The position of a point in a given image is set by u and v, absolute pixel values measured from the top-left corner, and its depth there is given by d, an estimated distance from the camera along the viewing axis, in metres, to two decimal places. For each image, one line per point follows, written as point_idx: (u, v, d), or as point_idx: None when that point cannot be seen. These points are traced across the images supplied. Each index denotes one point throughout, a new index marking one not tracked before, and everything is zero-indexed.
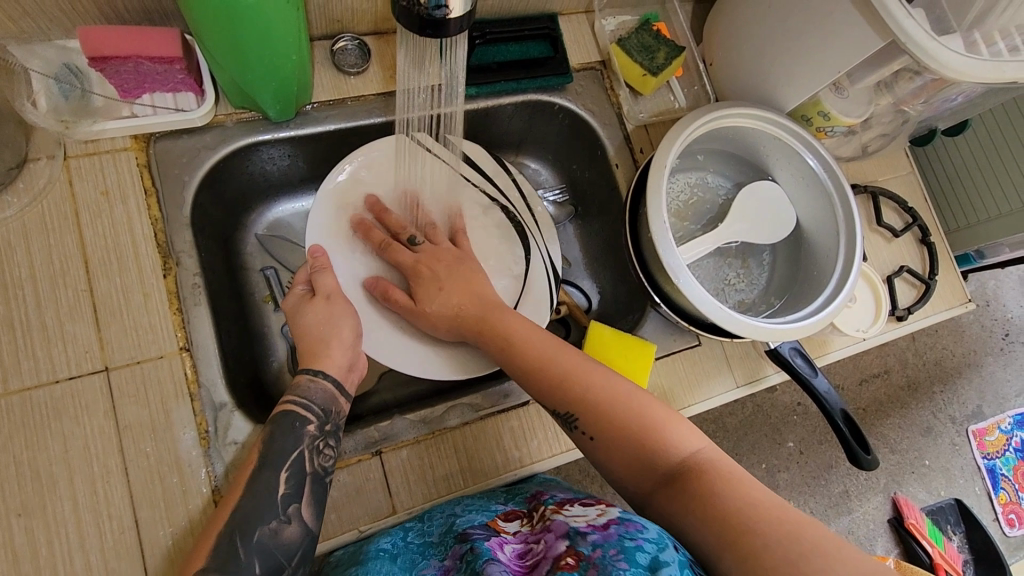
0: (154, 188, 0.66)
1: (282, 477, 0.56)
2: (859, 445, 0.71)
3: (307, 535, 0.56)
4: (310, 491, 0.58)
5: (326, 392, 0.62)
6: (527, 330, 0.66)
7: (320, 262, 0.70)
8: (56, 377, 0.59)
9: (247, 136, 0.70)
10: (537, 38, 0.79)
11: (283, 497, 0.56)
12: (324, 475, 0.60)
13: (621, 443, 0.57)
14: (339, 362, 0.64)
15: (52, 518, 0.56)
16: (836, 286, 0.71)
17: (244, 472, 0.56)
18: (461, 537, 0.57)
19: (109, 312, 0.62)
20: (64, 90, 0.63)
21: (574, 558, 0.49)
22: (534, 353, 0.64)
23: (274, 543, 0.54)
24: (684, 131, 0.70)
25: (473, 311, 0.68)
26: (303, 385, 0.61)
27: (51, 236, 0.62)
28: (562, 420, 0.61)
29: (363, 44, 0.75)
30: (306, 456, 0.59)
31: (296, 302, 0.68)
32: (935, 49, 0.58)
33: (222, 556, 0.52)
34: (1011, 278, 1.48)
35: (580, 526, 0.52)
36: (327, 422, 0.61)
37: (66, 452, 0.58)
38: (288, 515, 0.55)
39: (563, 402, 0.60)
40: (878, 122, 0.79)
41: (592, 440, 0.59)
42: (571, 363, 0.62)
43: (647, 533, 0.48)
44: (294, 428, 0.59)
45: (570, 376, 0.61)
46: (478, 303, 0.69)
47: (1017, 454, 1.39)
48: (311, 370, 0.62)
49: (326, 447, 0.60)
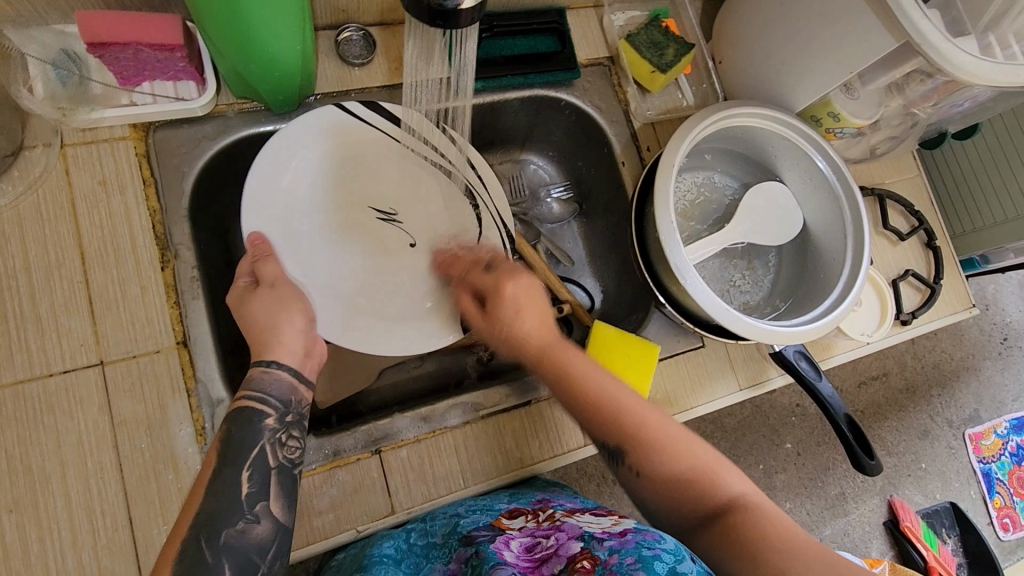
0: (153, 178, 0.65)
1: (246, 474, 0.51)
2: (862, 449, 0.71)
3: (280, 530, 0.51)
4: (277, 485, 0.53)
5: (283, 382, 0.57)
6: (584, 362, 0.61)
7: (261, 250, 0.65)
8: (50, 370, 0.58)
9: (250, 127, 0.69)
10: (545, 33, 0.78)
11: (248, 495, 0.51)
12: (292, 468, 0.54)
13: (668, 482, 0.53)
14: (292, 348, 0.58)
15: (44, 514, 0.55)
16: (844, 289, 0.71)
17: (205, 471, 0.51)
18: (467, 540, 0.58)
19: (104, 304, 0.61)
20: (61, 76, 0.62)
21: (590, 562, 0.48)
22: (588, 381, 0.59)
23: (241, 543, 0.49)
24: (694, 129, 0.69)
25: (541, 338, 0.63)
26: (256, 377, 0.56)
27: (47, 226, 0.61)
28: (608, 454, 0.57)
29: (368, 35, 0.73)
30: (269, 450, 0.53)
31: (239, 291, 0.62)
32: (950, 51, 0.57)
33: (190, 560, 0.47)
34: (1011, 283, 1.48)
35: (595, 531, 0.51)
36: (287, 412, 0.56)
37: (60, 447, 0.57)
38: (256, 513, 0.50)
39: (615, 439, 0.56)
40: (887, 124, 0.78)
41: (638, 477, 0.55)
42: (625, 400, 0.58)
43: (664, 543, 0.47)
44: (252, 421, 0.54)
45: (621, 409, 0.57)
46: (547, 332, 0.63)
47: (1013, 459, 1.39)
48: (264, 361, 0.57)
49: (290, 440, 0.55)
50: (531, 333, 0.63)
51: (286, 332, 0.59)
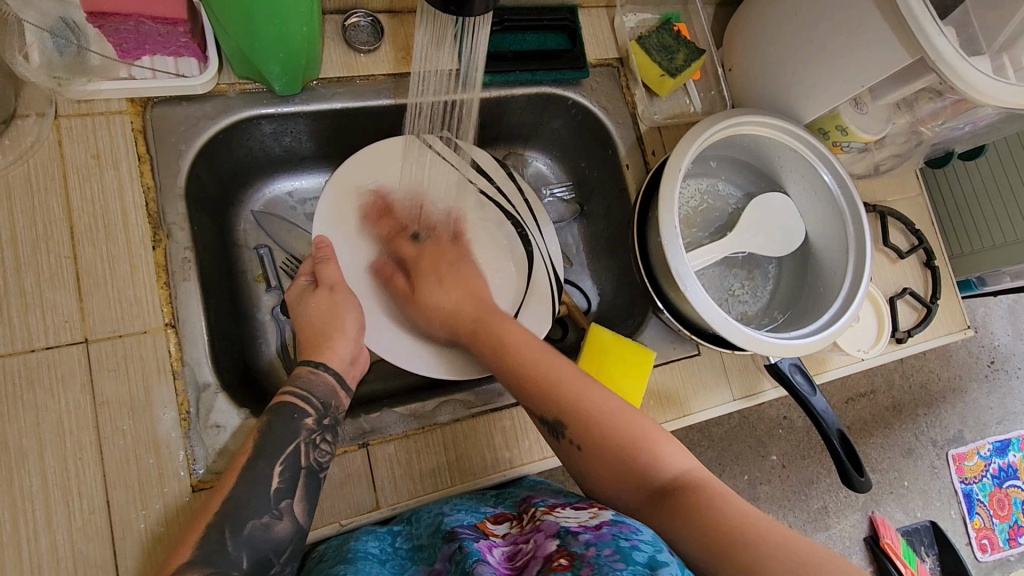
0: (148, 155, 0.63)
1: (279, 469, 0.53)
2: (852, 466, 0.70)
3: (297, 532, 0.52)
4: (303, 485, 0.54)
5: (327, 385, 0.60)
6: (523, 337, 0.65)
7: (323, 253, 0.68)
8: (32, 346, 0.56)
9: (250, 109, 0.67)
10: (556, 30, 0.77)
11: (276, 491, 0.52)
12: (320, 470, 0.56)
13: (610, 457, 0.57)
14: (336, 350, 0.62)
15: (19, 494, 0.54)
16: (843, 304, 0.70)
17: (238, 460, 0.53)
18: (450, 537, 0.55)
19: (92, 281, 0.59)
20: (58, 44, 0.60)
21: (567, 558, 0.46)
22: (527, 359, 0.63)
23: (264, 537, 0.50)
24: (701, 135, 0.68)
25: (472, 311, 0.69)
26: (304, 376, 0.60)
27: (36, 197, 0.59)
28: (548, 428, 0.60)
29: (376, 22, 0.72)
30: (302, 450, 0.55)
31: (300, 292, 0.67)
32: (964, 68, 0.57)
33: (211, 544, 0.48)
34: (1001, 307, 1.48)
35: (571, 526, 0.50)
36: (327, 415, 0.59)
37: (39, 424, 0.55)
38: (281, 509, 0.52)
39: (552, 411, 0.59)
40: (892, 142, 0.78)
41: (579, 450, 0.58)
42: (561, 373, 0.61)
43: (642, 534, 0.46)
44: (292, 418, 0.56)
45: (561, 387, 0.60)
46: (475, 302, 0.69)
47: (994, 481, 1.40)
48: (313, 361, 0.61)
49: (323, 441, 0.57)
50: (457, 301, 0.69)
51: None
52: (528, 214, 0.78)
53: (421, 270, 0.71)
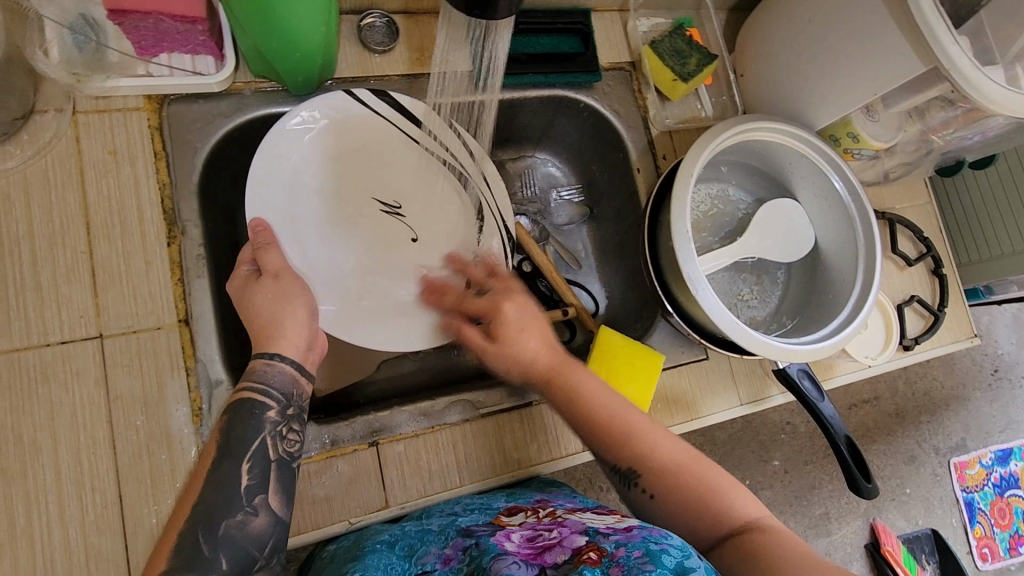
0: (164, 152, 0.64)
1: (246, 466, 0.52)
2: (860, 473, 0.70)
3: (276, 524, 0.52)
4: (276, 479, 0.53)
5: (285, 374, 0.57)
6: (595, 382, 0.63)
7: (262, 238, 0.63)
8: (48, 340, 0.57)
9: (266, 108, 0.68)
10: (570, 34, 0.78)
11: (248, 488, 0.51)
12: (291, 461, 0.55)
13: (681, 504, 0.55)
14: (295, 341, 0.59)
15: (33, 488, 0.54)
16: (853, 310, 0.71)
17: (204, 465, 0.52)
18: (466, 532, 0.56)
19: (107, 276, 0.60)
20: (78, 42, 0.61)
21: (596, 553, 0.46)
22: (599, 407, 0.60)
23: (240, 535, 0.50)
24: (714, 140, 0.69)
25: (548, 360, 0.62)
26: (259, 369, 0.56)
27: (53, 193, 0.59)
28: (618, 475, 0.59)
29: (392, 22, 0.72)
30: (269, 443, 0.54)
31: (243, 281, 0.61)
32: (978, 78, 0.57)
33: (187, 552, 0.47)
34: (1005, 315, 1.49)
35: (599, 527, 0.51)
36: (290, 405, 0.56)
37: (54, 418, 0.56)
38: (255, 506, 0.51)
39: (625, 459, 0.58)
40: (902, 150, 0.78)
41: (650, 499, 0.56)
42: (634, 423, 0.59)
43: (672, 539, 0.46)
44: (253, 414, 0.54)
45: (634, 436, 0.59)
46: (552, 350, 0.63)
47: (995, 490, 1.40)
48: (267, 353, 0.57)
49: (290, 432, 0.55)
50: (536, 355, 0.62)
51: (291, 319, 0.59)
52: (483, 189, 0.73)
53: (500, 319, 0.63)
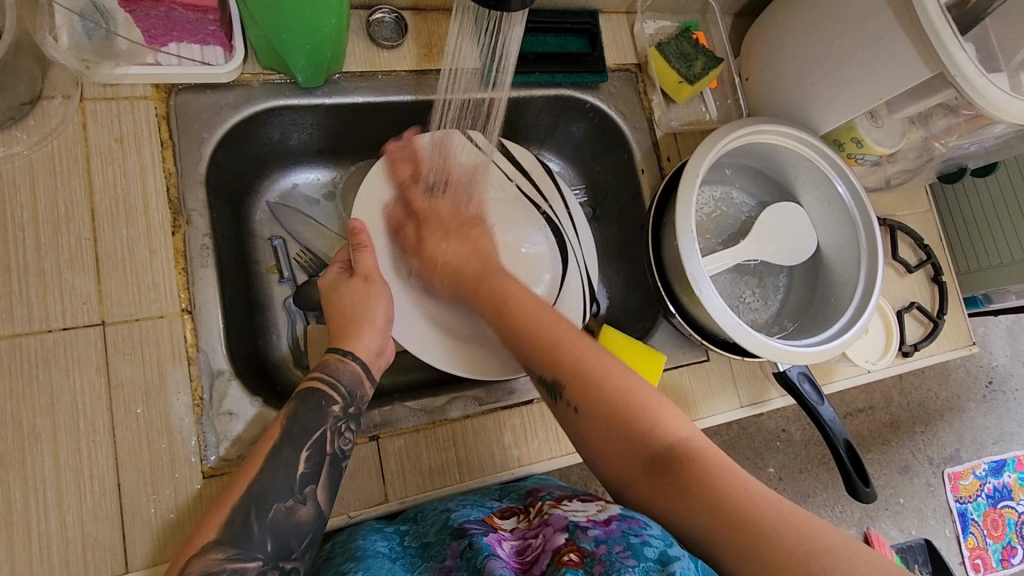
0: (171, 141, 0.64)
1: (304, 455, 0.53)
2: (857, 475, 0.70)
3: (318, 518, 0.52)
4: (327, 473, 0.54)
5: (354, 373, 0.60)
6: (524, 297, 0.64)
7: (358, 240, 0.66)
8: (49, 327, 0.56)
9: (272, 99, 0.68)
10: (577, 33, 0.78)
11: (301, 475, 0.52)
12: (342, 458, 0.56)
13: (605, 417, 0.54)
14: (369, 345, 0.62)
15: (31, 474, 0.53)
16: (854, 315, 0.71)
17: (265, 444, 0.53)
18: (460, 533, 0.55)
19: (111, 264, 0.59)
20: (87, 28, 0.61)
21: (577, 554, 0.46)
22: (524, 318, 0.61)
23: (286, 521, 0.50)
24: (720, 142, 0.69)
25: (477, 267, 0.67)
26: (332, 363, 0.59)
27: (59, 179, 0.59)
28: (545, 389, 0.58)
29: (400, 18, 0.73)
30: (328, 437, 0.55)
31: (334, 279, 0.67)
32: (983, 84, 0.58)
33: (238, 530, 0.48)
34: (1000, 327, 1.50)
35: (580, 521, 0.50)
36: (351, 404, 0.58)
37: (53, 404, 0.55)
38: (305, 494, 0.52)
39: (550, 370, 0.58)
40: (904, 157, 0.79)
41: (576, 412, 0.56)
42: (561, 332, 0.60)
43: (651, 529, 0.47)
44: (320, 406, 0.56)
45: (556, 346, 0.59)
46: (479, 262, 0.67)
47: (988, 501, 1.40)
48: (341, 350, 0.60)
49: (347, 430, 0.57)
50: (460, 259, 0.67)
51: None
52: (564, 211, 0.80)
53: (428, 225, 0.69)
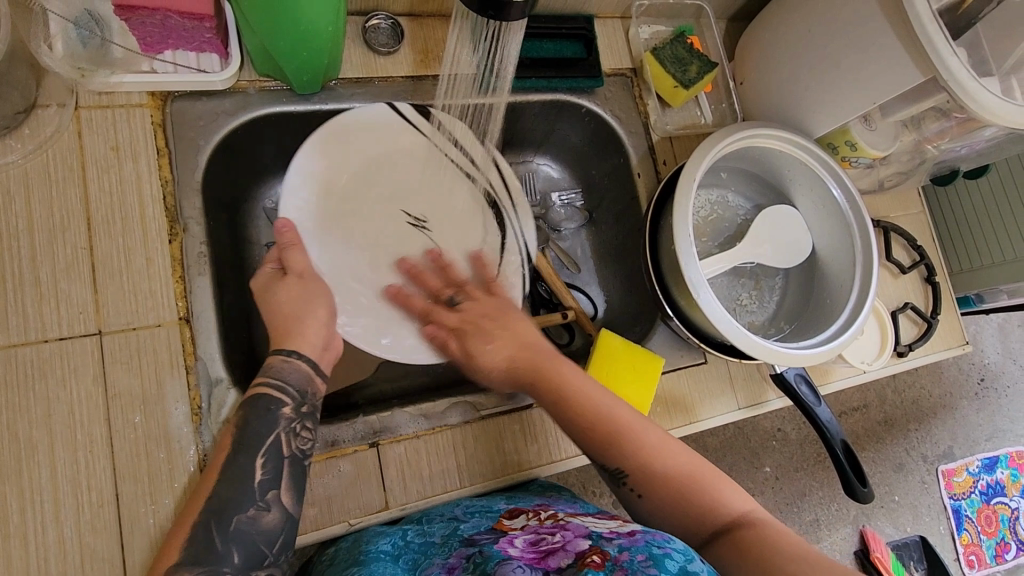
0: (168, 149, 0.63)
1: (260, 462, 0.51)
2: (855, 477, 0.71)
3: (287, 521, 0.51)
4: (288, 475, 0.52)
5: (301, 372, 0.57)
6: (582, 384, 0.62)
7: (288, 238, 0.63)
8: (46, 337, 0.56)
9: (269, 106, 0.68)
10: (573, 39, 0.79)
11: (260, 483, 0.51)
12: (303, 459, 0.54)
13: (670, 503, 0.56)
14: (313, 341, 0.59)
15: (28, 486, 0.53)
16: (850, 316, 0.71)
17: (220, 455, 0.52)
18: (469, 541, 0.55)
19: (107, 273, 0.59)
20: (82, 36, 0.61)
21: (600, 556, 0.46)
22: (583, 409, 0.60)
23: (252, 530, 0.49)
24: (716, 146, 0.70)
25: (529, 360, 0.64)
26: (275, 366, 0.56)
27: (54, 188, 0.59)
28: (608, 476, 0.59)
29: (396, 25, 0.73)
30: (283, 440, 0.53)
31: (265, 280, 0.62)
32: (976, 90, 0.58)
33: (198, 548, 0.47)
34: (992, 325, 1.51)
35: (603, 532, 0.50)
36: (304, 403, 0.56)
37: (50, 415, 0.55)
38: (267, 501, 0.50)
39: (613, 460, 0.58)
40: (897, 159, 0.79)
41: (640, 498, 0.57)
42: (621, 419, 0.59)
43: (674, 543, 0.47)
44: (269, 411, 0.54)
45: (619, 436, 0.58)
46: (527, 352, 0.64)
47: (982, 498, 1.42)
48: (285, 350, 0.57)
49: (303, 430, 0.55)
50: (511, 360, 0.64)
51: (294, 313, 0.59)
52: (505, 194, 0.73)
53: (467, 334, 0.66)
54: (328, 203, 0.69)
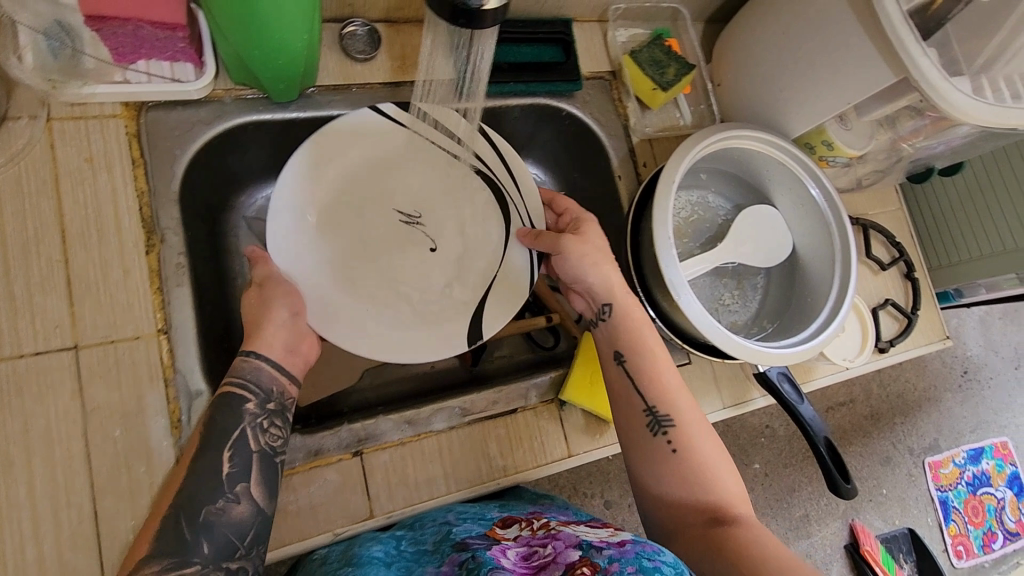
0: (143, 159, 0.63)
1: (228, 455, 0.52)
2: (839, 474, 0.71)
3: (258, 515, 0.51)
4: (258, 469, 0.53)
5: (263, 372, 0.56)
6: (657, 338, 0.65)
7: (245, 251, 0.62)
8: (21, 352, 0.55)
9: (245, 115, 0.67)
10: (550, 43, 0.79)
11: (229, 475, 0.51)
12: (274, 454, 0.54)
13: (694, 468, 0.58)
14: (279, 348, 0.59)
15: (4, 503, 0.52)
16: (830, 314, 0.72)
17: (181, 470, 0.51)
18: (461, 546, 0.55)
19: (83, 287, 0.58)
20: (51, 47, 0.58)
21: (590, 568, 0.46)
22: (656, 357, 0.64)
23: (219, 522, 0.49)
24: (694, 148, 0.70)
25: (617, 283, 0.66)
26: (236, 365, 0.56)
27: (27, 201, 0.58)
28: (651, 420, 0.61)
29: (373, 31, 0.73)
30: (250, 435, 0.53)
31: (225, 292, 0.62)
32: (945, 88, 0.59)
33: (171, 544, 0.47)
34: (973, 318, 1.53)
35: (593, 542, 0.50)
36: (270, 400, 0.56)
37: (26, 431, 0.54)
38: (236, 494, 0.51)
39: (664, 408, 0.61)
40: (873, 158, 0.80)
41: (673, 452, 0.59)
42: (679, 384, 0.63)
43: (664, 556, 0.46)
44: (232, 409, 0.54)
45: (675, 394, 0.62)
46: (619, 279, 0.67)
47: (968, 488, 1.44)
48: (245, 350, 0.56)
49: (272, 426, 0.55)
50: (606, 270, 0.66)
51: (273, 323, 0.58)
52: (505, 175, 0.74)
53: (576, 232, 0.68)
54: (325, 207, 0.70)
